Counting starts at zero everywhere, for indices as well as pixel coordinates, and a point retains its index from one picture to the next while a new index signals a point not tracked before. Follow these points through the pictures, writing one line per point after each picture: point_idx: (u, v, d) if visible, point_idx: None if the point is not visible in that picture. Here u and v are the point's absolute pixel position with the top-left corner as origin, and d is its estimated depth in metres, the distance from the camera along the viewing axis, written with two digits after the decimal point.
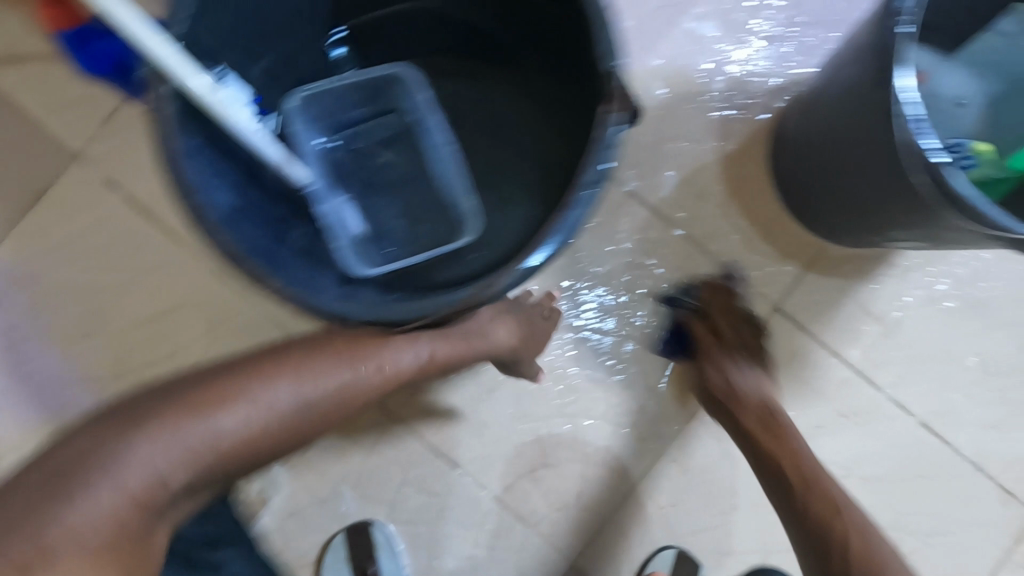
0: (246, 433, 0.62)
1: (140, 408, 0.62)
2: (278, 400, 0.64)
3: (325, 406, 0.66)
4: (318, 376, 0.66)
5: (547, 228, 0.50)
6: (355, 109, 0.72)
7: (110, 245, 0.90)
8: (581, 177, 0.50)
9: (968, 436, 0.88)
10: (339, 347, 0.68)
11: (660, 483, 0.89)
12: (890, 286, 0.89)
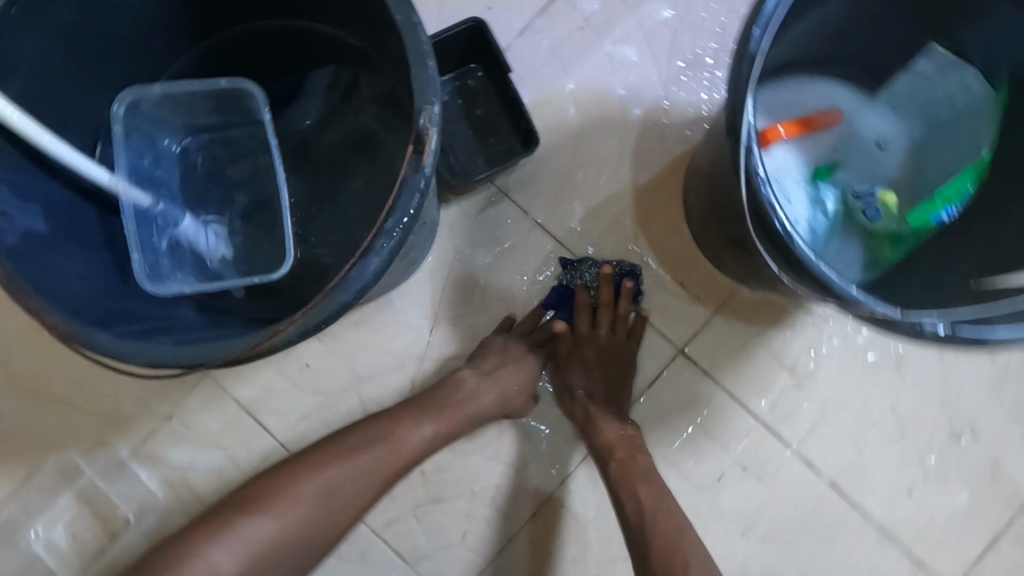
0: (310, 519, 0.61)
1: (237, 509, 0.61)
2: (314, 496, 0.61)
3: (348, 502, 0.63)
4: (339, 473, 0.63)
5: (330, 289, 0.47)
6: (210, 121, 0.70)
7: None
8: (386, 222, 0.47)
9: (866, 488, 0.82)
10: (357, 434, 0.67)
11: (553, 539, 0.84)
12: (799, 337, 0.84)
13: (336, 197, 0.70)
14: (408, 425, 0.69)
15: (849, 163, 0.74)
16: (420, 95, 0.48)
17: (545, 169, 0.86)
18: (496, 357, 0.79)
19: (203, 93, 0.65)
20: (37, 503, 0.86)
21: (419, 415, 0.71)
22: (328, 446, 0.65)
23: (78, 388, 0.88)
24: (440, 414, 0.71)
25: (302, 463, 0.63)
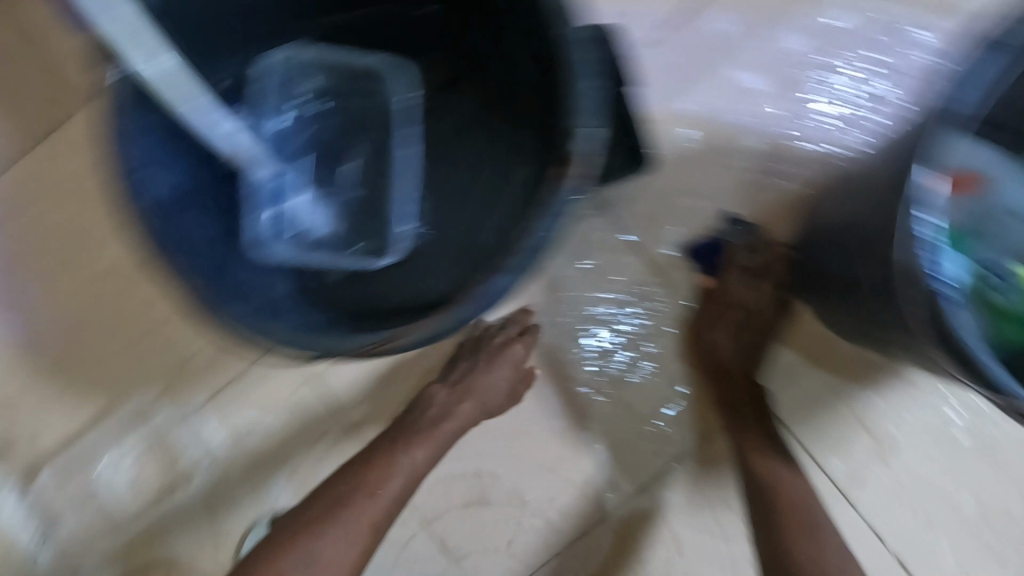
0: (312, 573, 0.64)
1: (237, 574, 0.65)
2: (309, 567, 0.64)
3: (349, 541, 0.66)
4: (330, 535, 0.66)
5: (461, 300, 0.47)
6: (339, 93, 0.67)
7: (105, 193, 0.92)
8: (523, 243, 0.46)
9: (936, 567, 0.79)
10: (340, 478, 0.70)
11: (597, 558, 0.83)
12: (884, 405, 0.80)
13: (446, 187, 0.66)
14: (384, 465, 0.71)
15: (987, 231, 0.65)
16: (575, 115, 0.47)
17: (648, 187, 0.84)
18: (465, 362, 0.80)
19: (341, 65, 0.66)
20: (110, 436, 0.90)
21: (397, 448, 0.72)
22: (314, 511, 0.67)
23: (158, 334, 0.90)
24: (415, 445, 0.73)
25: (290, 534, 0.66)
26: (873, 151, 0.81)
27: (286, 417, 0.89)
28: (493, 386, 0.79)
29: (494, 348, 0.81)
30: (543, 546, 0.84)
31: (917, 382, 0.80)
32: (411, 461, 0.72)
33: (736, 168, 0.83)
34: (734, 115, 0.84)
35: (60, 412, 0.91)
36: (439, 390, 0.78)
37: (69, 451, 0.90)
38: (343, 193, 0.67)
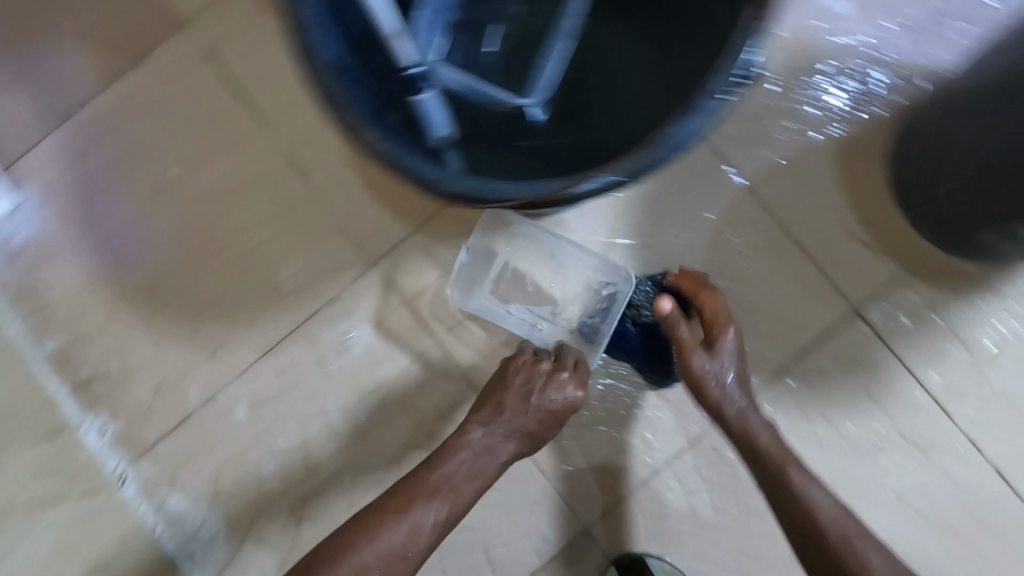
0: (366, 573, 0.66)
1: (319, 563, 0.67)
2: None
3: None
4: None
5: (652, 144, 0.48)
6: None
7: (194, 120, 0.90)
8: (713, 86, 0.47)
9: None
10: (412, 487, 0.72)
11: (697, 478, 0.84)
12: (977, 316, 0.81)
13: (599, 82, 0.68)
14: (394, 517, 0.69)
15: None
16: None
17: (746, 108, 0.85)
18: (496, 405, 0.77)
19: None
20: (194, 367, 0.88)
21: (409, 499, 0.71)
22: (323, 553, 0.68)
23: (248, 257, 0.89)
24: (444, 497, 0.71)
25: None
26: (951, 67, 0.82)
27: (380, 345, 0.87)
28: (507, 444, 0.76)
29: (545, 381, 0.77)
30: (642, 466, 0.84)
31: (1006, 288, 0.81)
32: (431, 528, 0.70)
33: (820, 91, 0.85)
34: (810, 44, 0.85)
35: (147, 341, 0.88)
36: (479, 433, 0.75)
37: (156, 380, 0.88)
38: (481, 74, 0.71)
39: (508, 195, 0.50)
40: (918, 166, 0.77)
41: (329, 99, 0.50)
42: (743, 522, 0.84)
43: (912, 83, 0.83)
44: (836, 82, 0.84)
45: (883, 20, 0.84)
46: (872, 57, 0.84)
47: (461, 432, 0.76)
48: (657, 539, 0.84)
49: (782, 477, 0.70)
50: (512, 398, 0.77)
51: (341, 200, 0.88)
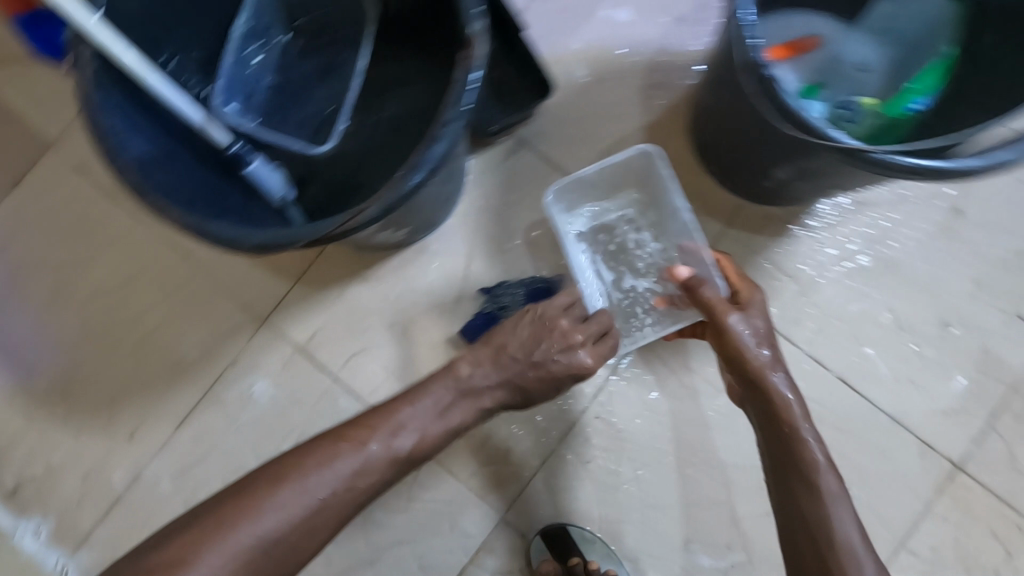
0: (310, 499, 0.60)
1: (254, 482, 0.61)
2: (245, 547, 0.56)
3: (309, 534, 0.60)
4: (284, 507, 0.59)
5: (407, 170, 0.56)
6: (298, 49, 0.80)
7: (75, 227, 0.98)
8: (445, 116, 0.56)
9: (871, 375, 0.91)
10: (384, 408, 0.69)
11: (592, 448, 0.91)
12: (793, 250, 0.93)
13: (396, 118, 0.76)
14: (347, 446, 0.64)
15: (832, 82, 0.83)
16: (466, 12, 0.57)
17: (558, 117, 0.96)
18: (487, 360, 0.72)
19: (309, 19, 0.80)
20: (116, 453, 0.94)
21: (365, 430, 0.66)
22: (263, 475, 0.62)
23: (147, 341, 0.96)
24: (411, 429, 0.68)
25: (238, 498, 0.59)
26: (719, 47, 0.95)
27: (282, 394, 0.94)
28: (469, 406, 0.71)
29: (557, 340, 0.73)
30: (541, 448, 0.92)
31: (809, 222, 0.93)
32: (389, 460, 0.65)
33: (619, 87, 0.96)
34: (601, 50, 0.96)
35: (68, 438, 0.94)
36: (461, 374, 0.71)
37: (83, 473, 0.93)
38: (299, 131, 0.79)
39: (301, 236, 0.56)
40: (706, 133, 0.88)
41: (133, 187, 0.57)
42: (639, 478, 0.90)
43: (687, 72, 0.96)
44: (631, 77, 0.96)
45: (656, 19, 0.96)
46: (654, 51, 0.96)
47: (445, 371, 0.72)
48: (569, 512, 0.91)
49: (790, 425, 0.68)
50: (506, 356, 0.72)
51: (225, 270, 0.96)
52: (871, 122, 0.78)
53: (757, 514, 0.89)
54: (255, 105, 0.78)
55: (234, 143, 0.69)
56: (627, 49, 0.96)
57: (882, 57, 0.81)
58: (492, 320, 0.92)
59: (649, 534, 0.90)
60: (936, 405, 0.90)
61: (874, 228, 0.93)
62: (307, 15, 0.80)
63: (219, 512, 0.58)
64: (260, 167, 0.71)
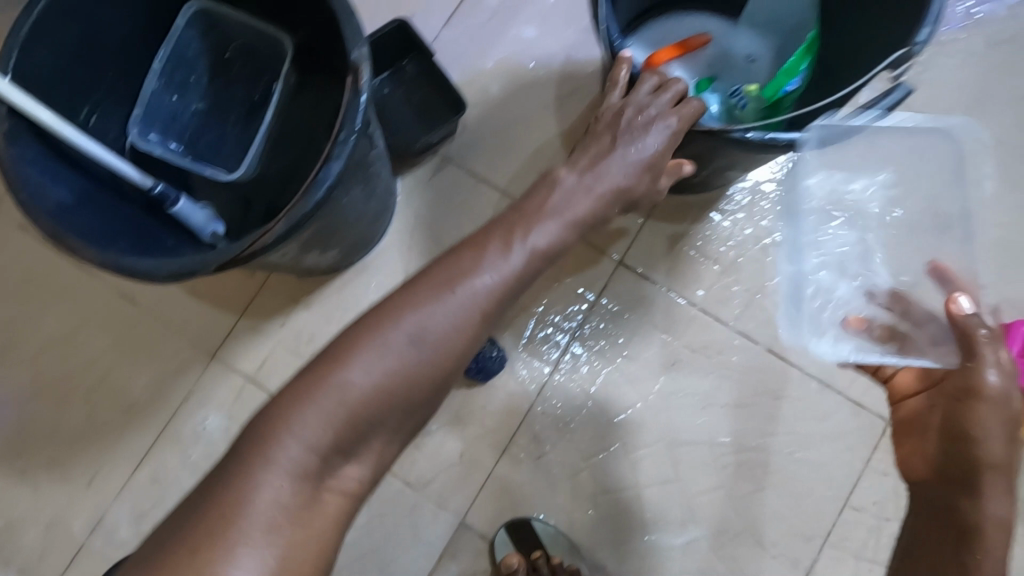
0: (450, 315, 0.51)
1: (399, 295, 0.53)
2: (396, 350, 0.50)
3: (449, 348, 0.51)
4: (421, 311, 0.51)
5: (307, 191, 0.60)
6: (223, 85, 0.85)
7: (18, 285, 0.99)
8: (335, 140, 0.61)
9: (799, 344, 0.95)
10: (534, 211, 0.57)
11: (543, 443, 0.93)
12: (715, 232, 0.97)
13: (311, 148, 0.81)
14: (474, 252, 0.55)
15: (726, 72, 0.89)
16: (349, 42, 0.62)
17: (478, 132, 1.02)
18: (593, 148, 0.61)
19: (233, 55, 0.84)
20: (78, 501, 0.95)
21: (490, 234, 0.56)
22: (394, 296, 0.53)
23: (100, 387, 0.97)
24: (541, 226, 0.56)
25: (375, 309, 0.52)
26: None
27: (237, 424, 0.96)
28: (625, 171, 0.60)
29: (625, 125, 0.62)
30: (494, 449, 0.94)
31: (726, 203, 0.98)
32: (529, 257, 0.55)
33: (532, 99, 1.01)
34: (513, 66, 1.02)
35: (28, 492, 0.96)
36: (570, 175, 0.59)
37: (47, 524, 0.95)
38: (221, 163, 0.84)
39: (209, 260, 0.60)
40: None
41: (50, 234, 0.60)
42: (591, 467, 0.93)
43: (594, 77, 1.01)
44: (542, 87, 1.02)
45: (559, 33, 1.02)
46: (560, 62, 1.02)
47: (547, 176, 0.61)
48: (526, 510, 0.92)
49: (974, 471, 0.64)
50: (601, 144, 0.61)
51: (172, 310, 0.98)
52: (754, 107, 0.84)
53: (706, 489, 0.92)
54: (180, 139, 0.83)
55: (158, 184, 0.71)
56: (536, 63, 1.02)
57: (767, 48, 0.88)
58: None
59: (606, 522, 0.92)
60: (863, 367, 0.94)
61: None
62: (239, 46, 0.84)
63: (367, 316, 0.52)
64: (185, 205, 0.74)
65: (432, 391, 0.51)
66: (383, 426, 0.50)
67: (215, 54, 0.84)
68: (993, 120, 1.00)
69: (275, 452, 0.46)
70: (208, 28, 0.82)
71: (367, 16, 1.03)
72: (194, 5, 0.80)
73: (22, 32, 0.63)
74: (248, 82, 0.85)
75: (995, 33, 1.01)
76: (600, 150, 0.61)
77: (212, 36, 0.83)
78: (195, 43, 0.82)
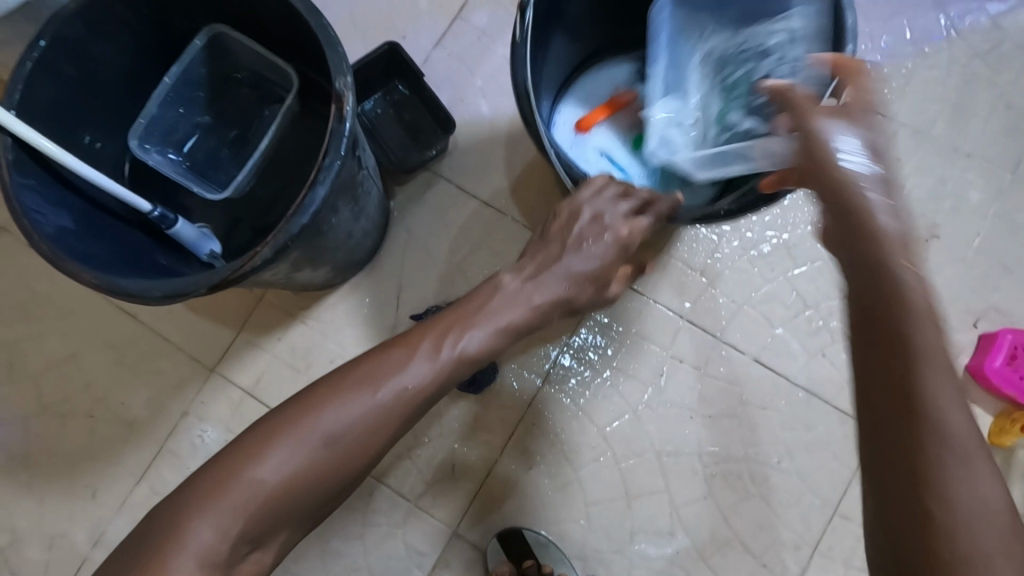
0: (368, 416, 0.56)
1: (323, 389, 0.57)
2: (316, 443, 0.54)
3: (366, 443, 0.56)
4: (342, 411, 0.56)
5: (294, 214, 0.63)
6: (227, 103, 0.87)
7: (25, 303, 1.02)
8: (321, 169, 0.63)
9: (786, 354, 0.96)
10: (461, 315, 0.63)
11: (533, 454, 0.95)
12: (702, 245, 0.99)
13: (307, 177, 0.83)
14: (402, 353, 0.60)
15: None
16: (333, 71, 0.64)
17: (468, 150, 1.04)
18: (540, 257, 0.67)
19: (239, 77, 0.85)
20: (81, 513, 0.98)
21: (421, 335, 0.61)
22: (319, 388, 0.58)
23: (102, 403, 1.00)
24: (466, 334, 0.62)
25: (301, 400, 0.57)
26: None
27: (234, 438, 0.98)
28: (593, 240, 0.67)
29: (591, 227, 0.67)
30: (485, 460, 0.95)
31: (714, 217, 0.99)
32: (454, 360, 0.61)
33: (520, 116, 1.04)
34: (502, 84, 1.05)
35: (33, 505, 0.98)
36: (513, 280, 0.66)
37: (52, 536, 0.97)
38: (217, 177, 0.86)
39: (200, 280, 0.62)
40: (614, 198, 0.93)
41: (51, 259, 0.62)
42: (581, 478, 0.94)
43: None
44: None
45: None
46: None
47: (491, 280, 0.67)
48: (517, 521, 0.94)
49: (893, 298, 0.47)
50: (549, 252, 0.67)
51: (171, 326, 1.01)
52: None
53: (695, 499, 0.93)
54: (178, 150, 0.85)
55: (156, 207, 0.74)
56: None
57: None
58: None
59: (595, 531, 0.93)
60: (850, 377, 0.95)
61: (773, 214, 0.99)
62: (246, 71, 0.84)
63: (292, 405, 0.57)
64: (182, 226, 0.76)
65: (343, 481, 0.56)
66: (294, 515, 0.55)
67: (223, 74, 0.85)
68: (974, 130, 1.01)
69: (188, 536, 0.49)
70: (219, 51, 0.82)
71: (359, 38, 1.06)
72: (209, 29, 0.79)
73: (25, 67, 0.66)
74: (252, 103, 0.87)
75: (977, 44, 1.03)
76: (544, 261, 0.66)
77: (222, 57, 0.83)
78: (203, 65, 0.82)
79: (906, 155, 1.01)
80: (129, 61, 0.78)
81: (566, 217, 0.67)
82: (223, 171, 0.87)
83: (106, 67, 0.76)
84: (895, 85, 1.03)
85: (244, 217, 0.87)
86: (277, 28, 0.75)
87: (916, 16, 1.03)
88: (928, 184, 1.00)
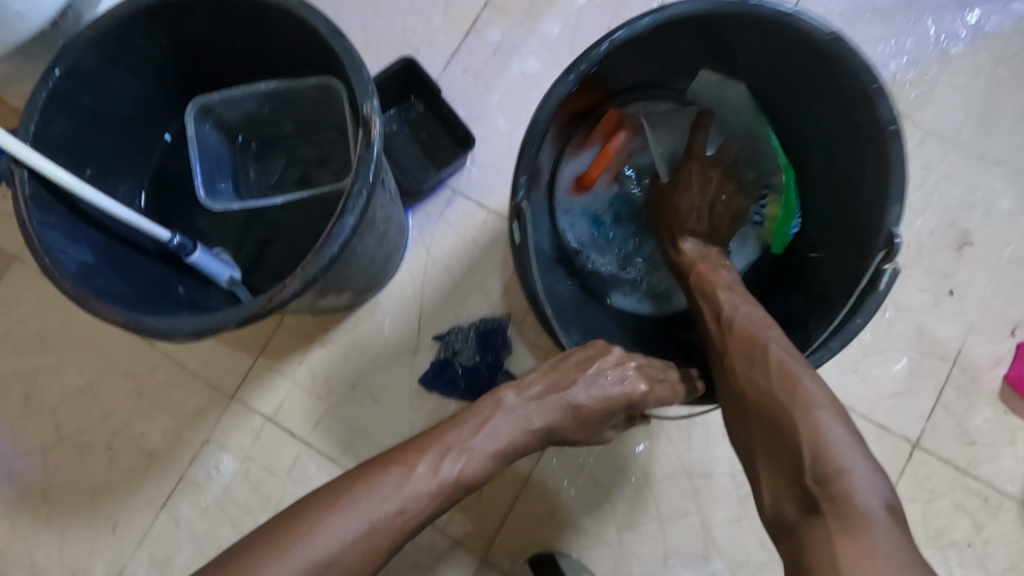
0: (361, 535, 0.53)
1: (318, 506, 0.55)
2: (309, 565, 0.51)
3: (362, 561, 0.53)
4: (341, 528, 0.53)
5: (323, 246, 0.61)
6: (307, 127, 0.86)
7: (41, 335, 1.00)
8: (348, 207, 0.62)
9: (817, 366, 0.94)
10: (463, 425, 0.61)
11: (560, 475, 0.93)
12: None
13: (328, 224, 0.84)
14: (397, 470, 0.57)
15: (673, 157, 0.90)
16: (360, 95, 0.63)
17: (485, 168, 1.02)
18: (555, 375, 0.65)
19: (335, 119, 0.84)
20: (100, 545, 0.96)
21: (421, 451, 0.59)
22: (314, 503, 0.55)
23: (121, 434, 0.98)
24: (464, 452, 0.59)
25: (290, 523, 0.53)
26: None
27: (253, 467, 0.97)
28: None
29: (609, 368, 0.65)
30: (512, 485, 0.93)
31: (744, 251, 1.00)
32: (458, 476, 0.58)
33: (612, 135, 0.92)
34: (517, 97, 1.04)
35: (52, 540, 0.96)
36: (516, 397, 0.63)
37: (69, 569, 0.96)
38: (253, 172, 0.88)
39: (230, 314, 0.60)
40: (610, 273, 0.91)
41: (72, 297, 0.61)
42: (611, 500, 0.92)
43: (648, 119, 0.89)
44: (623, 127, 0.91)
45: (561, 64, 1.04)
46: None
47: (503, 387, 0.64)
48: (545, 545, 0.92)
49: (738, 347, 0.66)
50: (567, 370, 0.65)
51: (188, 353, 0.99)
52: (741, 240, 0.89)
53: (726, 518, 0.91)
54: (225, 131, 0.85)
55: (175, 236, 0.72)
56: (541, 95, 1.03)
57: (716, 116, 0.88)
58: (447, 365, 0.97)
59: (623, 555, 0.91)
60: (882, 390, 0.94)
61: None
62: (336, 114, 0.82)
63: (284, 524, 0.54)
64: (201, 256, 0.74)
65: None
66: None
67: (317, 113, 0.83)
68: (1002, 136, 0.99)
69: None
70: (326, 99, 0.80)
71: (373, 55, 1.05)
72: (328, 77, 0.75)
73: (41, 98, 0.65)
74: (329, 136, 0.87)
75: (1002, 47, 1.01)
76: (559, 378, 0.64)
77: (331, 104, 0.81)
78: (304, 100, 0.80)
79: (933, 162, 0.99)
80: (144, 87, 0.77)
81: (596, 350, 0.66)
82: (257, 169, 0.88)
83: (121, 97, 0.74)
84: (919, 92, 1.00)
85: (262, 238, 0.85)
86: (321, 65, 0.73)
87: (939, 19, 1.01)
88: (958, 192, 0.98)
